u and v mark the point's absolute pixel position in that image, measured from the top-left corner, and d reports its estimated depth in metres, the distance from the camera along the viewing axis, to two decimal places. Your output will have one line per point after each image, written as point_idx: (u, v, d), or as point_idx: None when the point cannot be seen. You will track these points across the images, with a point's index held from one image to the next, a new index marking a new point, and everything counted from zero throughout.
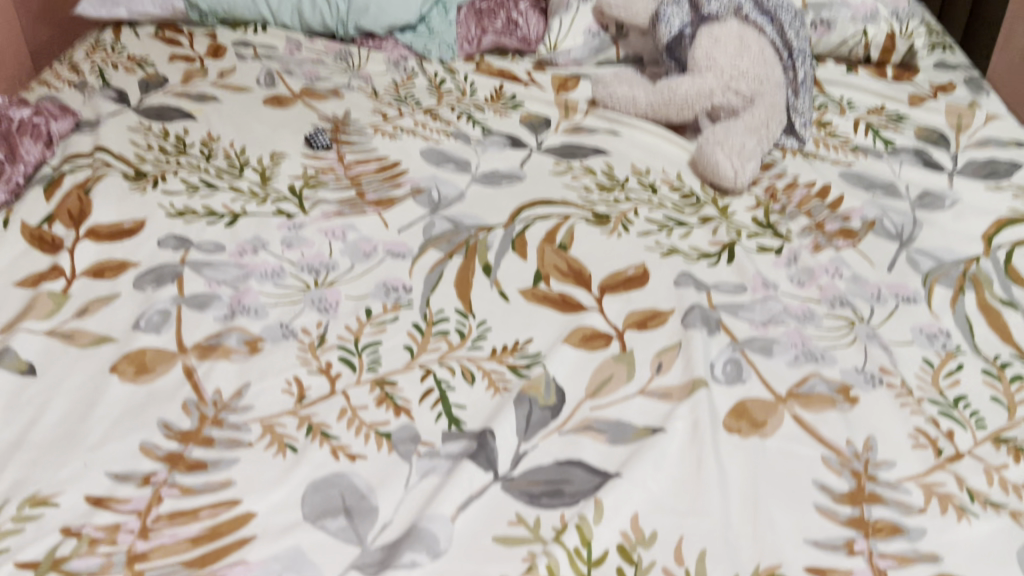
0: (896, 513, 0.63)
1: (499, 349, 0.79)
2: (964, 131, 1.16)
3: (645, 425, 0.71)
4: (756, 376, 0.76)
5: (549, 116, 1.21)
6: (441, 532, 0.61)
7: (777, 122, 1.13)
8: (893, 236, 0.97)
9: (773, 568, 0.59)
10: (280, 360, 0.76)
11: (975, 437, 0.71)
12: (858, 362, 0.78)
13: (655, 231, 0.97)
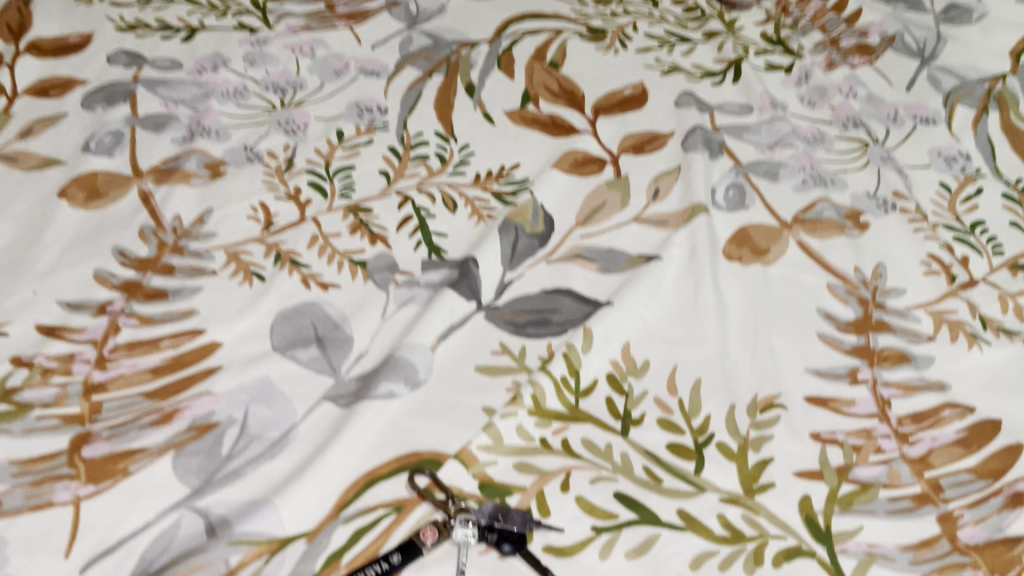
0: (903, 341, 0.60)
1: (484, 174, 0.72)
2: None
3: (639, 254, 0.66)
4: (760, 202, 0.71)
5: None
6: (419, 362, 0.57)
7: None
8: (914, 53, 0.88)
9: (771, 398, 0.56)
10: (244, 184, 0.70)
11: (991, 264, 0.66)
12: (870, 186, 0.72)
13: (655, 48, 0.88)
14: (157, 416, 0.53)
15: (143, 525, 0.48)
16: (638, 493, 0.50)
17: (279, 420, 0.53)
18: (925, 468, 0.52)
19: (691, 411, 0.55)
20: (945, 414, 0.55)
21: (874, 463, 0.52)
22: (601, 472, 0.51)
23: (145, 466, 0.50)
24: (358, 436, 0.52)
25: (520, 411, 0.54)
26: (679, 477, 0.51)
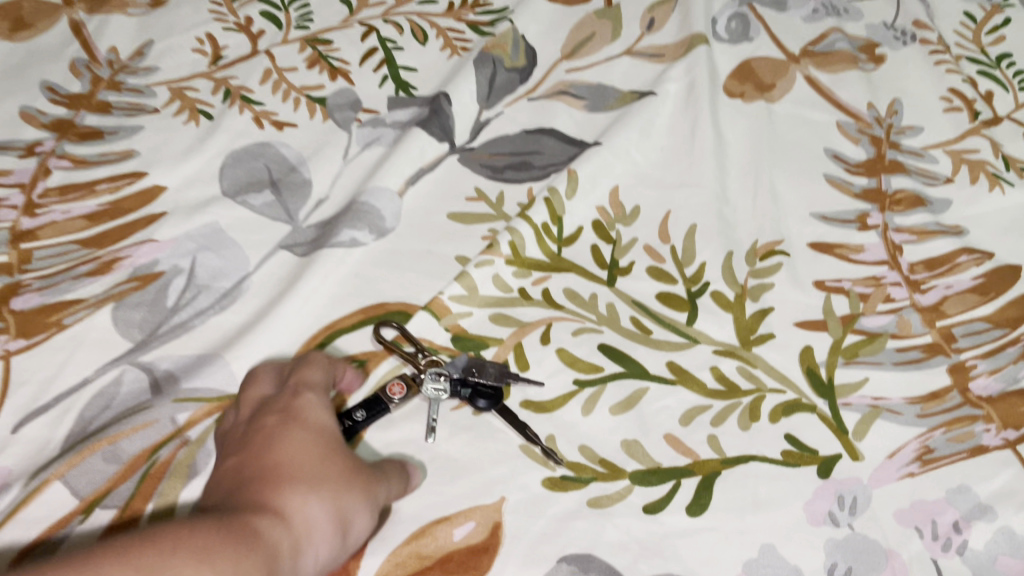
0: (918, 183, 0.54)
1: (458, 4, 0.65)
2: None
3: (631, 90, 0.59)
4: (766, 32, 0.63)
5: None
6: (385, 207, 0.51)
7: None
8: None
9: (773, 244, 0.51)
10: (188, 14, 0.62)
11: (1017, 100, 0.60)
12: (887, 16, 0.65)
13: None
14: (94, 265, 0.48)
15: (82, 381, 0.43)
16: (624, 345, 0.46)
17: (229, 269, 0.48)
18: (937, 317, 0.48)
19: (685, 259, 0.50)
20: (961, 260, 0.50)
21: (882, 312, 0.48)
22: (585, 323, 0.47)
23: (82, 318, 0.45)
24: (317, 286, 0.47)
25: (497, 260, 0.49)
26: (669, 329, 0.47)
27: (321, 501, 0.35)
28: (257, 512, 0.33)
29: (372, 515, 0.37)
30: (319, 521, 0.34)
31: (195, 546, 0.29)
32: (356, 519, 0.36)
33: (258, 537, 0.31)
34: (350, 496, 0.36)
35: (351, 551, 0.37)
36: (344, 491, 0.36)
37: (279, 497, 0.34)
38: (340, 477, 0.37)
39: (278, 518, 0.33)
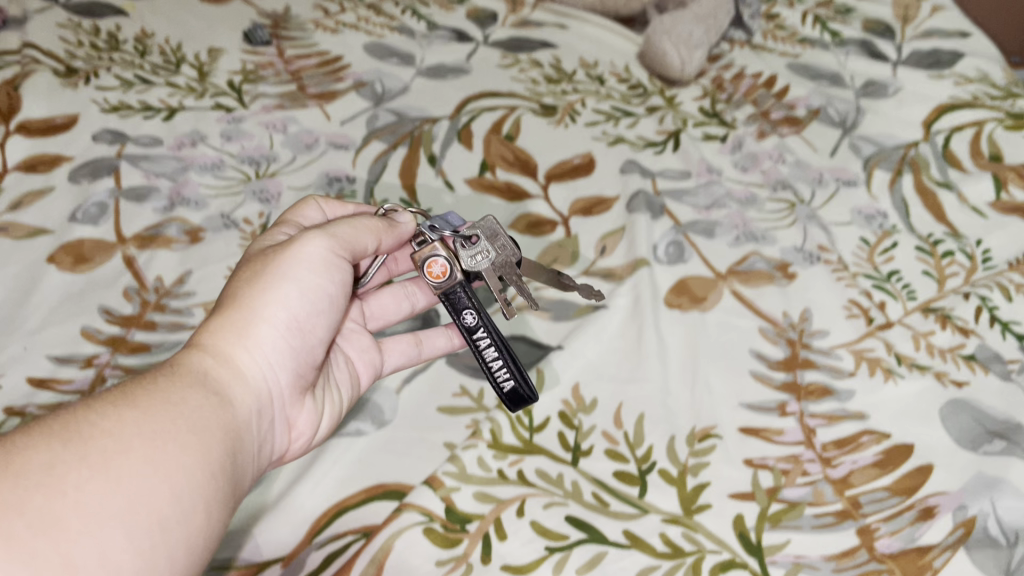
0: (827, 376, 0.66)
1: None
2: (910, 23, 1.16)
3: (588, 303, 0.72)
4: (698, 256, 0.78)
5: (496, 10, 1.18)
6: (386, 403, 0.61)
7: (725, 11, 1.09)
8: (835, 125, 0.98)
9: (708, 428, 0.61)
10: (221, 247, 0.75)
11: (906, 307, 0.73)
12: (798, 241, 0.79)
13: (603, 122, 0.96)
14: None
15: None
16: (588, 516, 0.55)
17: None
18: (846, 487, 0.58)
19: (635, 442, 0.60)
20: (864, 440, 0.61)
21: (801, 484, 0.58)
22: (553, 497, 0.56)
23: None
24: (328, 470, 0.57)
25: (480, 443, 0.59)
26: (624, 501, 0.56)
27: (247, 333, 0.43)
28: (177, 358, 0.41)
29: (309, 307, 0.46)
30: (232, 335, 0.43)
31: (115, 404, 0.35)
32: (272, 310, 0.44)
33: (185, 378, 0.39)
34: (256, 305, 0.44)
35: (303, 344, 0.46)
36: (256, 302, 0.44)
37: (204, 346, 0.42)
38: (245, 290, 0.45)
39: (196, 360, 0.41)
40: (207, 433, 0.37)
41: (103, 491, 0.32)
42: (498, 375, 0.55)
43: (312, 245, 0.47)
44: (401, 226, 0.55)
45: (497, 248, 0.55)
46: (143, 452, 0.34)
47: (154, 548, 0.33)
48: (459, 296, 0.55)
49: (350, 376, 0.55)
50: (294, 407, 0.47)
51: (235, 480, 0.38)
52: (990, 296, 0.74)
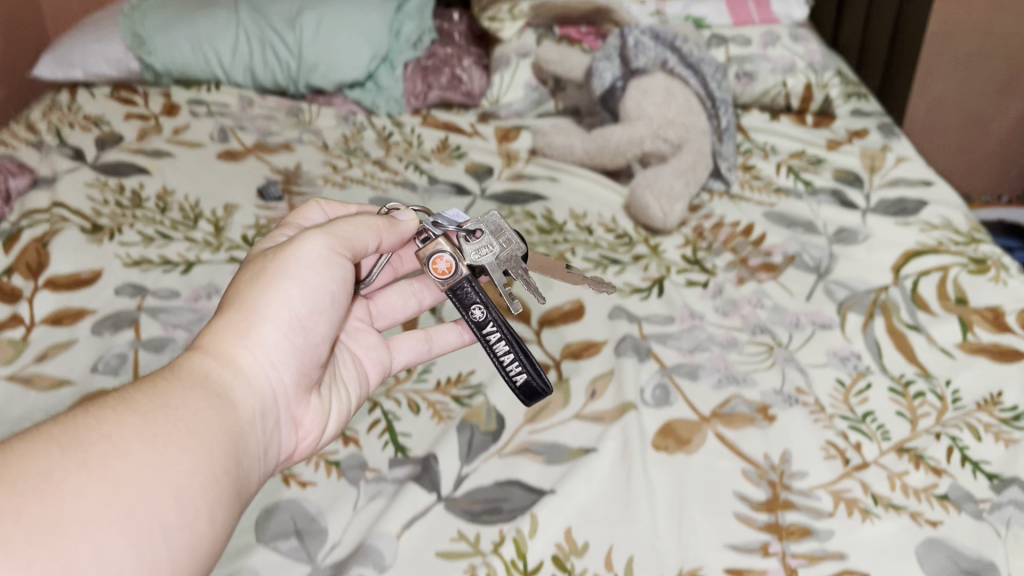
0: (807, 516, 0.69)
1: (443, 381, 0.83)
2: (877, 173, 1.25)
3: (580, 446, 0.76)
4: (682, 398, 0.82)
5: (492, 165, 1.28)
6: (387, 547, 0.65)
7: (703, 166, 1.19)
8: (811, 269, 1.04)
9: (694, 570, 0.64)
10: None
11: (881, 447, 0.77)
12: (776, 383, 0.84)
13: (591, 269, 1.03)
14: None
15: None
16: None
17: None
18: None
19: None
20: None
21: None
22: None
23: None
24: None
25: None
26: None
27: (247, 334, 0.45)
28: (179, 360, 0.42)
29: (312, 304, 0.48)
30: (235, 334, 0.44)
31: (116, 408, 0.36)
32: (274, 308, 0.46)
33: (190, 379, 0.40)
34: (259, 305, 0.46)
35: (307, 341, 0.48)
36: (260, 302, 0.46)
37: (205, 346, 0.43)
38: (248, 293, 0.46)
39: (198, 361, 0.42)
40: (210, 435, 0.38)
41: (100, 495, 0.32)
42: (510, 368, 0.57)
43: (313, 243, 0.49)
44: (405, 224, 0.57)
45: (500, 244, 0.59)
46: (144, 457, 0.34)
47: (154, 551, 0.33)
48: (468, 294, 0.57)
49: (357, 374, 0.57)
50: (301, 406, 0.49)
51: (241, 477, 0.39)
52: (960, 435, 0.78)
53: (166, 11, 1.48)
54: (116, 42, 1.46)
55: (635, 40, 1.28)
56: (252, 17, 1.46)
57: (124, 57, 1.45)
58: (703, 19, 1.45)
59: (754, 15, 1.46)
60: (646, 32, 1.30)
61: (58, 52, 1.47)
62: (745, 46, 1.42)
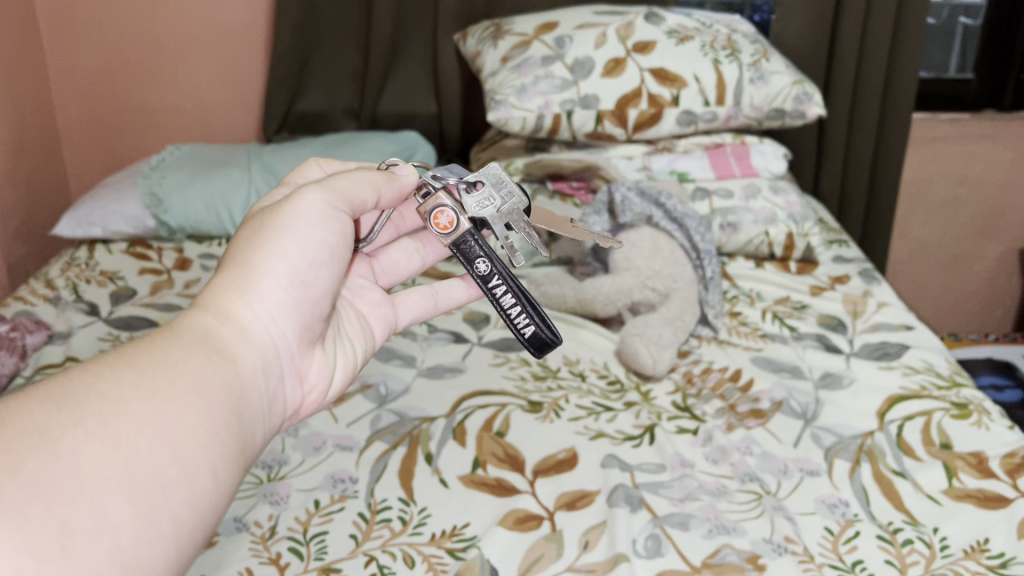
0: None
1: (438, 533, 0.85)
2: (859, 317, 1.30)
3: None
4: (674, 549, 0.83)
5: (489, 312, 1.32)
6: None
7: (690, 314, 1.25)
8: (798, 414, 1.07)
9: None
10: (232, 552, 0.82)
11: None
12: (766, 532, 0.85)
13: (584, 416, 1.05)
14: None
15: None
16: None
17: None
18: None
19: None
20: None
21: None
22: None
23: None
24: None
25: None
26: None
27: (243, 294, 0.49)
28: (182, 319, 0.47)
29: (308, 258, 0.52)
30: (233, 293, 0.49)
31: (114, 368, 0.41)
32: (272, 264, 0.51)
33: (188, 337, 0.45)
34: (256, 265, 0.50)
35: (306, 299, 0.52)
36: (256, 263, 0.50)
37: (204, 307, 0.48)
38: (248, 251, 0.51)
39: (197, 320, 0.47)
40: (208, 392, 0.43)
41: (100, 451, 0.37)
42: (519, 322, 0.64)
43: (308, 201, 0.53)
44: (403, 179, 0.64)
45: (502, 196, 0.66)
46: (142, 415, 0.39)
47: (154, 506, 0.37)
48: (472, 246, 0.65)
49: (362, 329, 0.64)
50: (303, 362, 0.54)
51: (241, 429, 0.44)
52: None
53: (182, 173, 1.58)
54: (133, 201, 1.54)
55: (622, 197, 1.36)
56: (264, 177, 1.56)
57: (141, 215, 1.53)
58: (687, 173, 1.54)
59: (736, 169, 1.55)
60: (632, 189, 1.39)
61: (79, 211, 1.55)
62: (729, 199, 1.50)
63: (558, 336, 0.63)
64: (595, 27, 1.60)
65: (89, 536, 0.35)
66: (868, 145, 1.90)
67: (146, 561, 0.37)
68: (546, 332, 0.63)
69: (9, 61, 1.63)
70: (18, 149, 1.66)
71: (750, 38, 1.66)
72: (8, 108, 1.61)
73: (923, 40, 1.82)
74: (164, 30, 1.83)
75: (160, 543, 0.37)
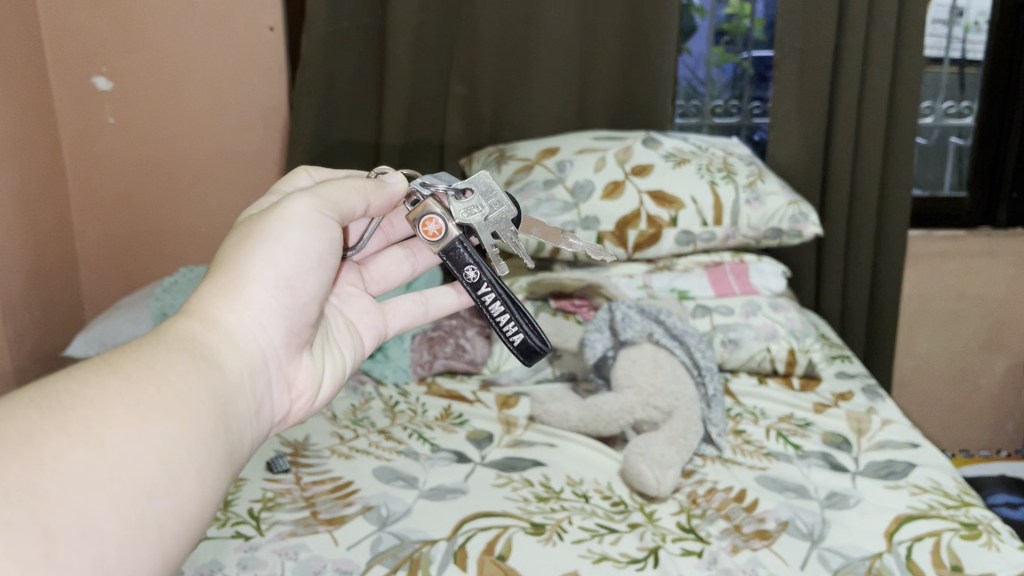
0: None
1: None
2: (864, 435, 1.30)
3: None
4: None
5: (492, 431, 1.32)
6: None
7: (694, 433, 1.24)
8: (804, 535, 1.05)
9: None
10: None
11: None
12: None
13: (588, 538, 1.04)
14: None
15: None
16: None
17: None
18: None
19: None
20: None
21: None
22: None
23: None
24: None
25: None
26: None
27: (230, 298, 0.57)
28: (174, 322, 0.53)
29: (293, 265, 0.61)
30: (222, 298, 0.57)
31: (101, 374, 0.45)
32: (260, 273, 0.59)
33: (177, 341, 0.51)
34: (247, 272, 0.59)
35: (292, 303, 0.61)
36: (247, 269, 0.59)
37: (195, 311, 0.55)
38: (239, 259, 0.59)
39: (185, 322, 0.54)
40: (193, 399, 0.48)
41: (84, 456, 0.41)
42: (510, 330, 0.79)
43: (295, 208, 0.64)
44: (391, 189, 0.75)
45: (490, 207, 0.79)
46: (128, 420, 0.43)
47: (139, 510, 0.42)
48: (461, 254, 0.78)
49: (351, 336, 0.75)
50: (290, 367, 0.62)
51: (228, 434, 0.49)
52: None
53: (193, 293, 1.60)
54: (144, 322, 1.57)
55: (622, 315, 1.38)
56: None
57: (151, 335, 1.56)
58: (687, 291, 1.57)
59: (735, 286, 1.58)
60: (632, 307, 1.41)
61: (92, 332, 1.59)
62: (729, 315, 1.52)
63: (545, 344, 0.78)
64: (594, 151, 1.67)
65: (73, 541, 0.39)
66: (867, 259, 1.94)
67: (132, 563, 0.41)
68: (534, 338, 0.78)
69: (34, 189, 1.70)
70: (38, 273, 1.71)
71: (745, 160, 1.73)
72: (30, 236, 1.67)
73: (913, 159, 1.90)
74: (181, 157, 1.91)
75: (147, 548, 0.42)
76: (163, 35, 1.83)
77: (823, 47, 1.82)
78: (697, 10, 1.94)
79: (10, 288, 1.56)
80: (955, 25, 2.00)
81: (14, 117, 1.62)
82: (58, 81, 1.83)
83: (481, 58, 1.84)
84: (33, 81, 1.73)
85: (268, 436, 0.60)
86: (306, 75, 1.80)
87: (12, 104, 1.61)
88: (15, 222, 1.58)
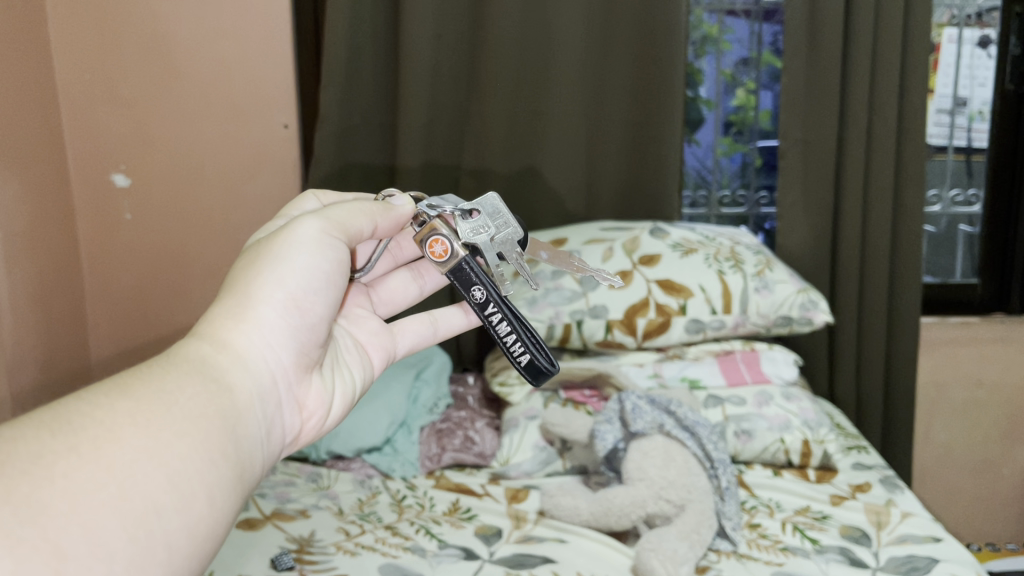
0: None
1: None
2: (883, 528, 1.26)
3: None
4: None
5: (501, 526, 1.29)
6: None
7: (707, 526, 1.21)
8: None
9: None
10: None
11: None
12: None
13: None
14: None
15: None
16: None
17: None
18: None
19: None
20: None
21: None
22: None
23: None
24: None
25: None
26: None
27: (236, 320, 0.62)
28: (185, 347, 0.58)
29: (300, 285, 0.66)
30: (232, 321, 0.61)
31: (112, 398, 0.50)
32: (267, 296, 0.64)
33: (187, 365, 0.56)
34: (257, 295, 0.64)
35: (302, 323, 0.65)
36: (257, 292, 0.64)
37: (204, 333, 0.60)
38: (248, 284, 0.64)
39: (194, 343, 0.58)
40: (202, 419, 0.53)
41: (94, 474, 0.45)
42: (517, 352, 0.81)
43: (304, 230, 0.69)
44: (397, 211, 0.79)
45: (496, 225, 0.81)
46: (137, 439, 0.48)
47: (150, 529, 0.46)
48: (468, 274, 0.80)
49: (359, 359, 0.79)
50: (300, 389, 0.66)
51: (237, 455, 0.54)
52: None
53: None
54: None
55: (632, 406, 1.36)
56: None
57: None
58: (698, 380, 1.55)
59: (747, 376, 1.56)
60: (642, 397, 1.39)
61: None
62: (741, 405, 1.50)
63: (553, 366, 0.81)
64: (601, 242, 1.68)
65: (81, 561, 0.42)
66: (881, 345, 1.93)
67: None
68: (540, 359, 0.81)
69: (49, 281, 1.73)
70: (52, 365, 1.71)
71: (753, 249, 1.73)
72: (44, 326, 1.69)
73: (923, 244, 1.91)
74: (196, 252, 1.94)
75: (155, 566, 0.46)
76: (180, 134, 1.88)
77: (827, 139, 1.85)
78: (704, 102, 1.98)
79: (24, 377, 1.57)
80: (958, 115, 2.03)
81: (34, 211, 1.66)
82: (79, 178, 1.89)
83: (489, 148, 1.87)
84: (54, 178, 1.79)
85: (278, 455, 0.64)
86: (319, 174, 1.84)
87: (32, 198, 1.66)
88: (30, 311, 1.60)
